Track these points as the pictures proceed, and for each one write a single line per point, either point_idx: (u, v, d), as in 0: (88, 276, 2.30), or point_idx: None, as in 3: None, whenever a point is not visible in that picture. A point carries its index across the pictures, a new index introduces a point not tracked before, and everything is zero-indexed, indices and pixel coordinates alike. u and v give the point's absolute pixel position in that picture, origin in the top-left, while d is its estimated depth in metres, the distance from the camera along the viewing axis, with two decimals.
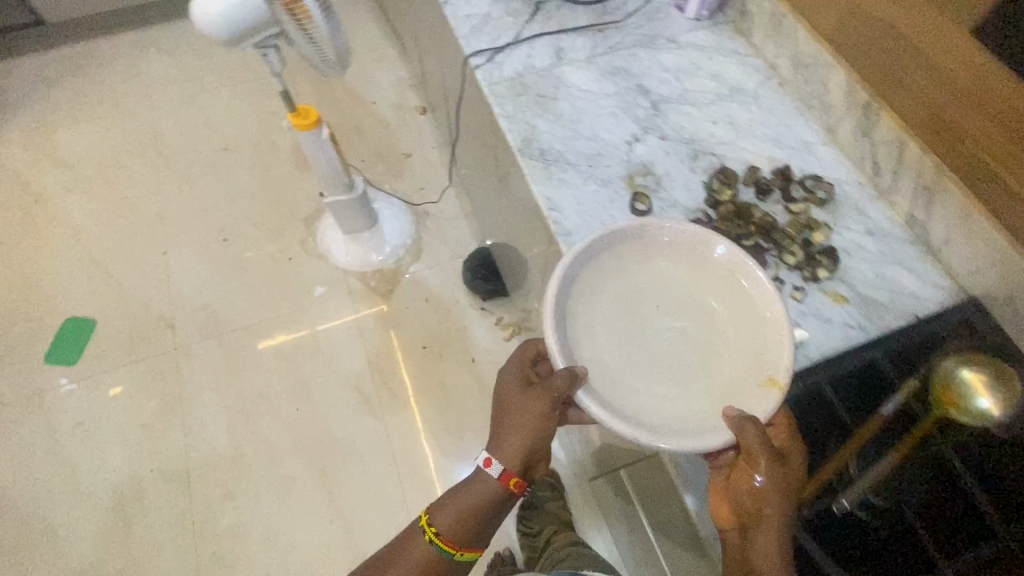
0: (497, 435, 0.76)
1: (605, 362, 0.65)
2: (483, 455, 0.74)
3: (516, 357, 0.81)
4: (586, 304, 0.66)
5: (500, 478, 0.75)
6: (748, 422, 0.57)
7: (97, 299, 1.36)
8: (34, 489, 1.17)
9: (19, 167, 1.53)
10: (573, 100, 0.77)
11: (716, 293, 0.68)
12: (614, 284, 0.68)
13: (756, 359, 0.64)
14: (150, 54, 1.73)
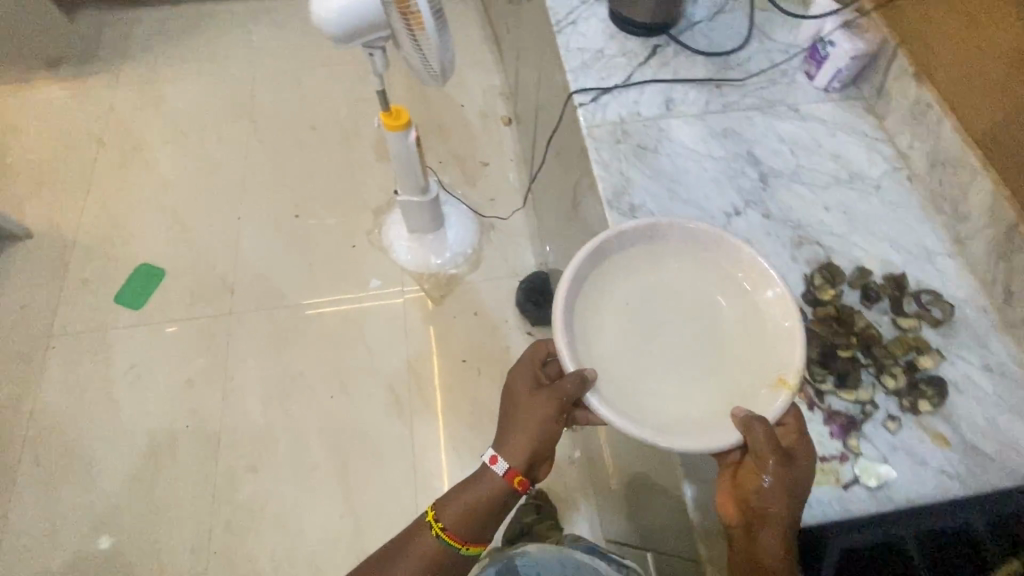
0: (504, 434, 0.73)
1: (615, 362, 0.64)
2: (490, 453, 0.71)
3: (527, 353, 0.78)
4: (594, 306, 0.66)
5: (505, 477, 0.71)
6: (756, 420, 0.54)
7: (170, 250, 1.42)
8: (78, 419, 1.23)
9: (126, 112, 1.62)
10: (675, 157, 0.72)
11: (726, 296, 0.67)
12: (623, 284, 0.67)
13: (759, 361, 0.62)
14: (262, 24, 1.80)
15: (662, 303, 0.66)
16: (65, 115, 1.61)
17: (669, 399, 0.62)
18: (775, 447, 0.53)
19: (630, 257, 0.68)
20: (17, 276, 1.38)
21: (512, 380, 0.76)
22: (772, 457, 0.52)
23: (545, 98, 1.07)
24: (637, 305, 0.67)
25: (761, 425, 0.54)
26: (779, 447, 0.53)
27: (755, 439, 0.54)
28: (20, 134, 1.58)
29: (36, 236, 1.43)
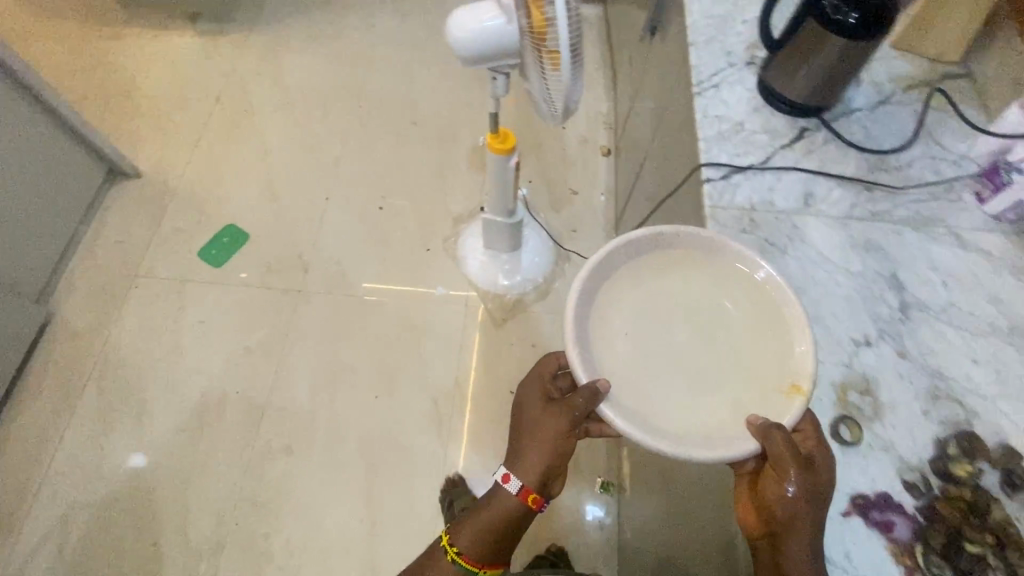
0: (517, 452, 0.74)
1: (626, 366, 0.62)
2: (502, 472, 0.72)
3: (539, 368, 0.77)
4: (600, 315, 0.64)
5: (517, 496, 0.72)
6: (777, 427, 0.53)
7: (258, 217, 1.47)
8: (143, 361, 1.28)
9: (246, 74, 1.69)
10: (805, 262, 0.65)
11: (736, 296, 0.65)
12: (631, 292, 0.66)
13: (765, 369, 0.61)
14: (388, 10, 1.83)
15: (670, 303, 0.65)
16: (193, 66, 1.69)
17: (675, 408, 0.60)
18: (796, 454, 0.52)
19: (637, 264, 0.66)
20: (120, 210, 1.46)
21: (523, 395, 0.77)
22: (792, 462, 0.51)
23: (660, 149, 1.01)
24: (644, 311, 0.65)
25: (780, 431, 0.53)
26: (801, 454, 0.51)
27: (775, 445, 0.52)
28: (150, 76, 1.67)
29: (143, 176, 1.51)
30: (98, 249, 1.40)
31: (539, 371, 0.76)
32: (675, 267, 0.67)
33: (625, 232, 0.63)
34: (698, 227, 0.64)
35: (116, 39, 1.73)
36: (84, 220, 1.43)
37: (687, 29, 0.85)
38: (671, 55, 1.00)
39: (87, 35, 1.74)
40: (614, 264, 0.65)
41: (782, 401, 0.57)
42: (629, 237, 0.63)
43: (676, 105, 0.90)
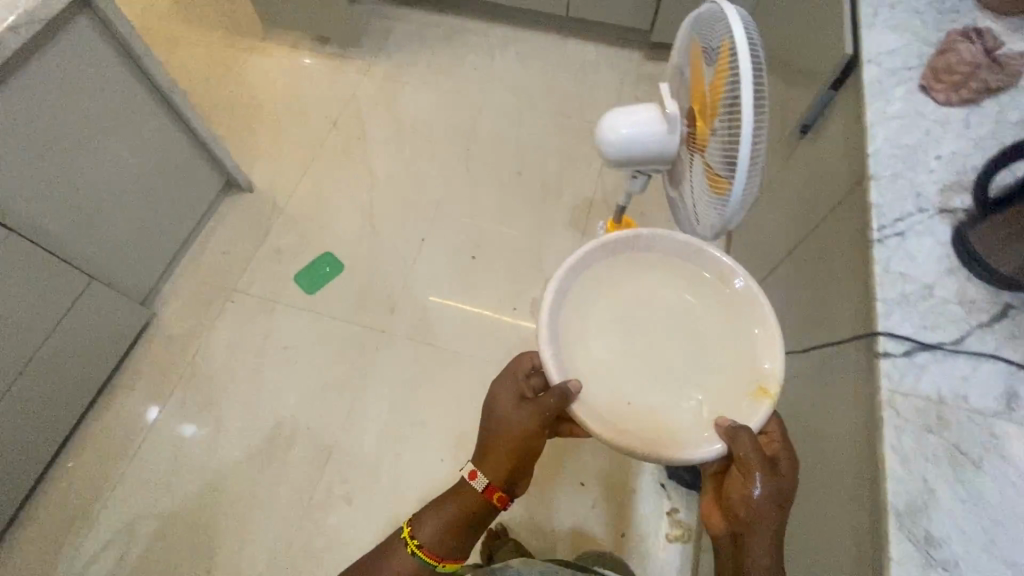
0: (485, 448, 0.80)
1: (599, 358, 0.79)
2: (471, 469, 0.79)
3: (511, 366, 0.83)
4: (587, 309, 0.81)
5: (483, 493, 0.79)
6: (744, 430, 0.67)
7: (354, 249, 1.48)
8: (226, 380, 1.31)
9: (364, 102, 1.74)
10: (1005, 484, 0.54)
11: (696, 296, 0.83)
12: (606, 291, 0.84)
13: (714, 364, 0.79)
14: (507, 55, 1.85)
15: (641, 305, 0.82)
16: (316, 89, 1.77)
17: (642, 400, 0.77)
18: (756, 453, 0.67)
19: (611, 268, 0.84)
20: (229, 223, 1.51)
21: (496, 391, 0.82)
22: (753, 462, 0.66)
23: (801, 270, 0.91)
24: (618, 311, 0.82)
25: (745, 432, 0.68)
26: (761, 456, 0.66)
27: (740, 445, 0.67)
28: (276, 94, 1.75)
29: (255, 192, 1.57)
30: (204, 259, 1.46)
31: (513, 373, 0.81)
32: (652, 263, 0.85)
33: (608, 236, 0.80)
34: (669, 233, 0.81)
35: (251, 54, 1.84)
36: (196, 228, 1.49)
37: (867, 158, 0.75)
38: (826, 171, 0.91)
39: (226, 47, 1.85)
40: (591, 265, 0.83)
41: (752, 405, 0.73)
42: (603, 242, 0.80)
43: (837, 235, 0.80)
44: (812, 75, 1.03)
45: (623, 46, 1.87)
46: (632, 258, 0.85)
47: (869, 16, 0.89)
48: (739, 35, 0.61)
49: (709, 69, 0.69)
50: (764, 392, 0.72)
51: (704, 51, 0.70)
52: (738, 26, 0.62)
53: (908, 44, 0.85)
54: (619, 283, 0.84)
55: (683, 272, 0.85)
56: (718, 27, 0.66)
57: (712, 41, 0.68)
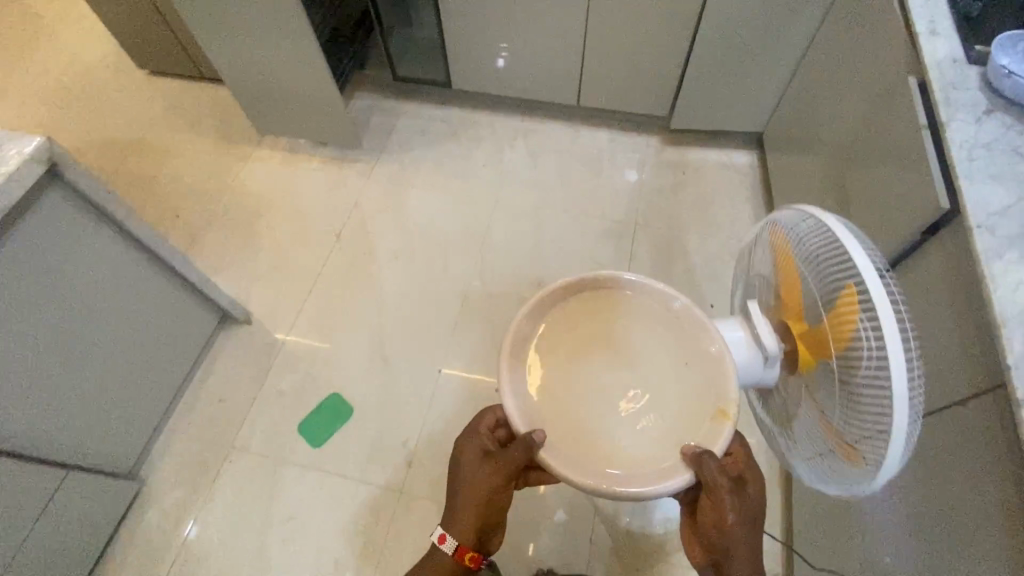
0: (452, 509, 0.82)
1: (565, 401, 0.78)
2: (439, 533, 0.80)
3: (476, 425, 0.83)
4: (546, 358, 0.81)
5: (454, 555, 0.80)
6: (708, 457, 0.70)
7: (363, 386, 1.34)
8: (226, 564, 1.14)
9: (370, 210, 1.65)
10: None
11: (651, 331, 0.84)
12: (562, 338, 0.83)
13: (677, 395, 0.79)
14: (517, 149, 1.76)
15: (599, 346, 0.82)
16: (317, 199, 1.67)
17: (614, 440, 0.76)
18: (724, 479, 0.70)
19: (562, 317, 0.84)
20: (226, 364, 1.38)
21: (460, 453, 0.83)
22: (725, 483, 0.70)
23: (908, 468, 0.75)
24: (577, 356, 0.82)
25: (709, 457, 0.71)
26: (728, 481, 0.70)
27: (709, 473, 0.69)
28: (274, 208, 1.66)
29: (254, 325, 1.45)
30: (198, 410, 1.32)
31: (473, 430, 0.82)
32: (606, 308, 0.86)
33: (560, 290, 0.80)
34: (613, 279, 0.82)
35: (246, 163, 1.75)
36: (189, 375, 1.35)
37: (1006, 371, 0.60)
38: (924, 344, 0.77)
39: (219, 156, 1.76)
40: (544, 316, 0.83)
41: (712, 429, 0.75)
42: (554, 294, 0.80)
43: (973, 455, 0.65)
44: (887, 218, 0.91)
45: (639, 130, 1.78)
46: (583, 306, 0.85)
47: (960, 161, 0.76)
48: (867, 270, 0.49)
49: (821, 296, 0.56)
50: (724, 415, 0.74)
51: (807, 271, 0.58)
52: (861, 255, 0.50)
53: (1018, 199, 0.71)
54: (572, 329, 0.84)
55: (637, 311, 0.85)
56: (827, 247, 0.55)
57: (819, 263, 0.56)
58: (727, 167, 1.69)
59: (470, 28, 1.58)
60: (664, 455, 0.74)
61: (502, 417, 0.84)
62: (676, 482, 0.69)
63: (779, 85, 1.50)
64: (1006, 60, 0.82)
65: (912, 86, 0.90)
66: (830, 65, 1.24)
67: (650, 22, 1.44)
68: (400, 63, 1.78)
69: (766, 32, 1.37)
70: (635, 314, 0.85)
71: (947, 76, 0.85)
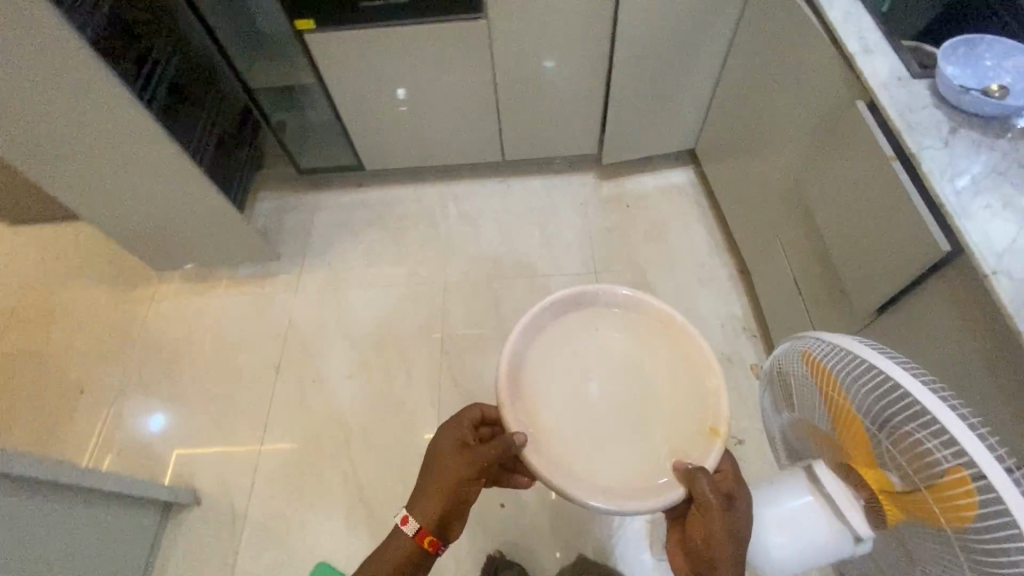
0: (418, 491, 0.76)
1: (557, 408, 0.80)
2: (402, 512, 0.73)
3: (459, 414, 0.81)
4: (542, 364, 0.84)
5: (414, 537, 0.73)
6: (701, 472, 0.58)
7: (351, 544, 1.17)
8: None
9: (309, 326, 1.47)
10: None
11: (646, 343, 0.86)
12: (559, 347, 0.85)
13: (673, 410, 0.81)
14: (451, 218, 1.64)
15: (595, 357, 0.85)
16: (244, 328, 1.47)
17: (605, 447, 0.78)
18: (717, 497, 0.59)
19: (563, 326, 0.87)
20: (181, 562, 1.17)
21: (439, 439, 0.79)
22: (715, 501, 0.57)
23: None
24: (572, 365, 0.84)
25: (703, 473, 0.59)
26: (723, 497, 0.58)
27: (700, 489, 0.58)
28: (196, 351, 1.45)
29: (204, 503, 1.24)
30: None
31: (460, 418, 0.79)
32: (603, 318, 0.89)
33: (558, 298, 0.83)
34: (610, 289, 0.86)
35: (151, 305, 1.52)
36: None
37: None
38: (962, 398, 0.72)
39: (117, 304, 1.52)
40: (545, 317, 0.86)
41: (705, 446, 0.76)
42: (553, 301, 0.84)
43: None
44: (868, 254, 0.85)
45: (571, 170, 1.70)
46: (581, 316, 0.88)
47: (947, 197, 0.70)
48: (940, 411, 0.41)
49: (895, 451, 0.47)
50: (716, 434, 0.76)
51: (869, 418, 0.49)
52: (911, 383, 0.43)
53: (1020, 230, 0.66)
54: (570, 338, 0.86)
55: (632, 323, 0.88)
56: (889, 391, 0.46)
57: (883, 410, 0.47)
58: (668, 188, 1.64)
59: (373, 108, 1.45)
60: (652, 466, 0.76)
61: (488, 414, 0.82)
62: (665, 501, 0.60)
63: (703, 102, 1.46)
64: (952, 72, 0.79)
65: (863, 110, 0.84)
66: (755, 80, 1.20)
67: (564, 66, 1.36)
68: (302, 154, 1.61)
69: (683, 54, 1.32)
70: (629, 325, 0.88)
71: (898, 97, 0.80)
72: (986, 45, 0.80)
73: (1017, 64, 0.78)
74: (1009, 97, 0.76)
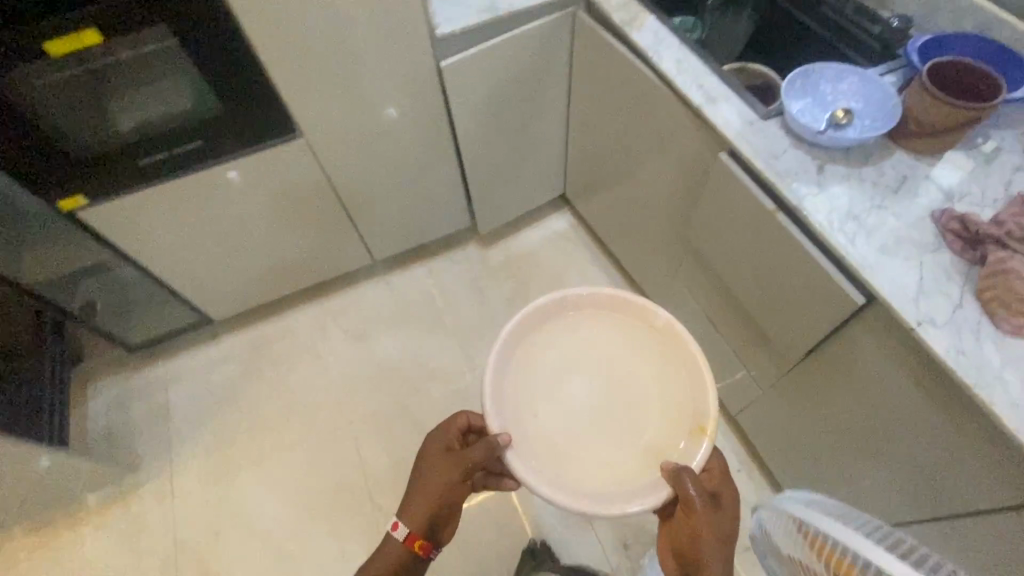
0: (406, 497, 0.73)
1: (542, 421, 0.73)
2: (389, 519, 0.70)
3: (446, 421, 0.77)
4: (528, 378, 0.75)
5: (404, 543, 0.70)
6: (685, 471, 0.65)
7: None
8: None
9: (205, 535, 1.20)
10: None
11: (638, 343, 0.77)
12: (544, 355, 0.77)
13: (669, 411, 0.73)
14: (336, 343, 1.43)
15: (581, 362, 0.77)
16: (118, 570, 1.17)
17: (598, 461, 0.71)
18: (703, 496, 0.64)
19: (549, 332, 0.78)
20: None
21: (427, 445, 0.76)
22: (698, 498, 0.63)
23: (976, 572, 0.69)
24: (559, 377, 0.76)
25: (687, 473, 0.65)
26: (704, 494, 0.64)
27: (684, 487, 0.64)
28: None
29: None
30: None
31: (446, 424, 0.75)
32: (589, 320, 0.79)
33: (539, 302, 0.75)
34: (594, 287, 0.77)
35: None
36: None
37: None
38: (915, 438, 0.70)
39: None
40: (528, 325, 0.77)
41: (690, 446, 0.70)
42: (534, 304, 0.75)
43: None
44: (772, 308, 0.82)
45: (449, 247, 1.57)
46: (567, 320, 0.79)
47: (845, 248, 0.67)
48: None
49: None
50: (704, 433, 0.69)
51: None
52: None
53: (921, 265, 0.64)
54: (555, 346, 0.77)
55: (620, 323, 0.79)
56: None
57: None
58: (552, 237, 1.57)
59: (202, 260, 1.21)
60: (632, 471, 0.70)
61: (476, 422, 0.76)
62: (647, 500, 0.65)
63: (559, 151, 1.39)
64: (798, 110, 0.77)
65: (729, 164, 0.79)
66: (606, 129, 1.15)
67: (408, 160, 1.22)
68: (130, 331, 1.32)
69: (528, 113, 1.24)
70: (615, 326, 0.79)
71: (759, 146, 0.77)
72: (818, 73, 0.80)
73: (852, 86, 0.78)
74: (856, 123, 0.75)
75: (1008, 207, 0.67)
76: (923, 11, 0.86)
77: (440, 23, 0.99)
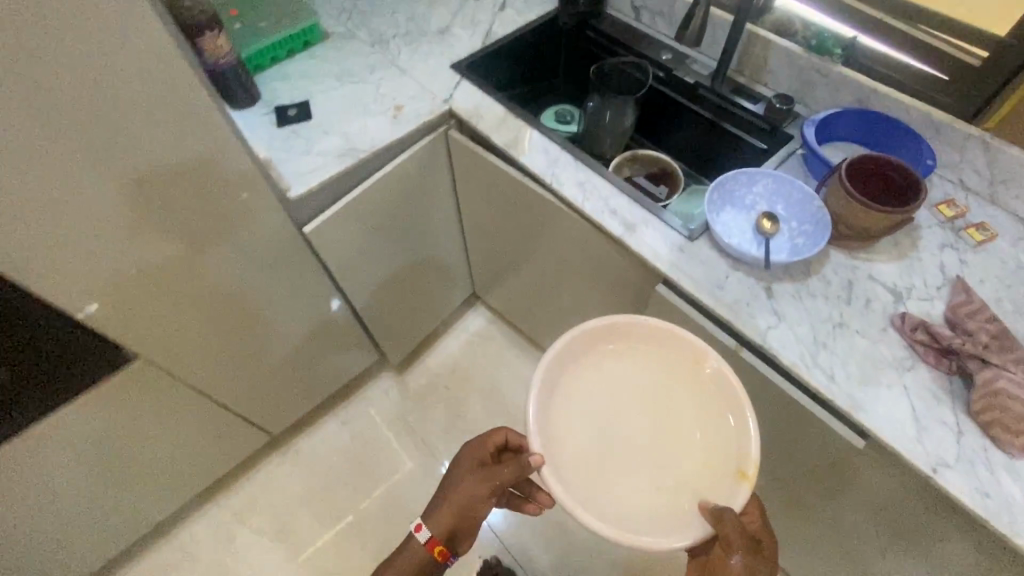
0: (433, 499, 0.64)
1: (574, 453, 0.58)
2: (414, 518, 0.62)
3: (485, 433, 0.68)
4: (570, 409, 0.61)
5: (425, 548, 0.62)
6: (727, 510, 0.53)
7: None
8: None
9: None
10: None
11: (688, 380, 0.62)
12: (590, 380, 0.62)
13: (714, 449, 0.59)
14: (253, 551, 1.16)
15: (626, 398, 0.62)
16: None
17: (629, 495, 0.57)
18: (749, 543, 0.52)
19: (599, 353, 0.63)
20: None
21: (461, 455, 0.67)
22: (743, 544, 0.51)
23: None
24: (600, 415, 0.61)
25: (731, 514, 0.53)
26: (750, 542, 0.51)
27: (727, 531, 0.51)
28: None
29: None
30: None
31: (484, 436, 0.66)
32: (636, 351, 0.64)
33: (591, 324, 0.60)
34: (644, 317, 0.62)
35: None
36: None
37: None
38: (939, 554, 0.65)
39: None
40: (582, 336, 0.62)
41: (730, 491, 0.56)
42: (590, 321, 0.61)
43: None
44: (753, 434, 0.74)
45: (360, 384, 1.36)
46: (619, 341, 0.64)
47: (830, 389, 0.60)
48: None
49: None
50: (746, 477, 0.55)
51: None
52: None
53: (907, 392, 0.59)
54: (602, 373, 0.63)
55: (667, 357, 0.63)
56: None
57: None
58: (473, 341, 1.42)
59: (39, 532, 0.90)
60: (667, 509, 0.56)
61: (514, 441, 0.66)
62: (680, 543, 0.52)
63: (459, 259, 1.25)
64: (724, 228, 0.71)
65: (668, 298, 0.71)
66: (511, 242, 1.03)
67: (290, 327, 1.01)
68: None
69: (419, 237, 1.08)
70: (665, 360, 0.63)
71: (699, 276, 0.68)
72: (732, 178, 0.74)
73: (766, 187, 0.74)
74: (784, 233, 0.71)
75: (955, 297, 0.64)
76: (799, 86, 0.85)
77: (290, 180, 0.81)
